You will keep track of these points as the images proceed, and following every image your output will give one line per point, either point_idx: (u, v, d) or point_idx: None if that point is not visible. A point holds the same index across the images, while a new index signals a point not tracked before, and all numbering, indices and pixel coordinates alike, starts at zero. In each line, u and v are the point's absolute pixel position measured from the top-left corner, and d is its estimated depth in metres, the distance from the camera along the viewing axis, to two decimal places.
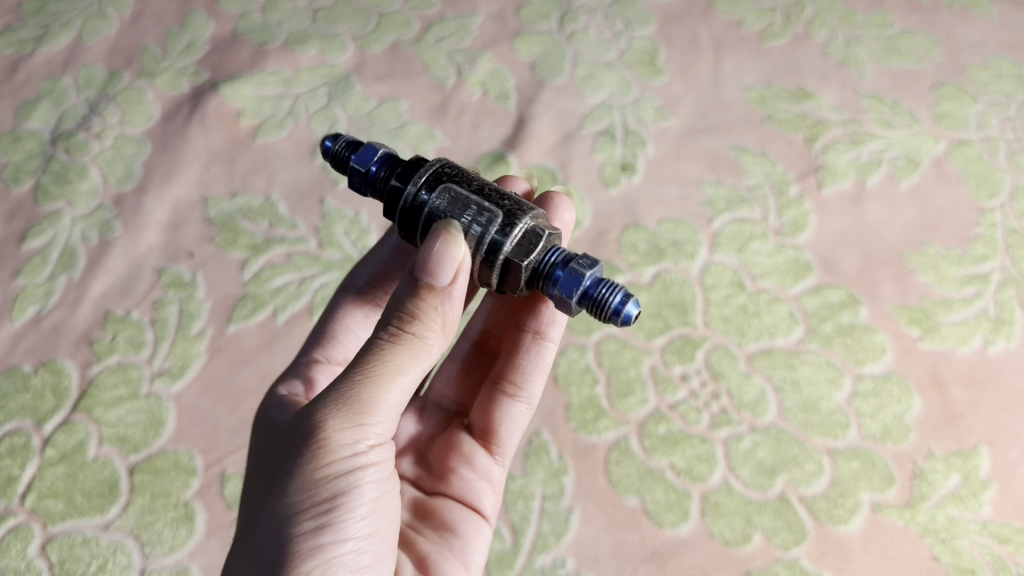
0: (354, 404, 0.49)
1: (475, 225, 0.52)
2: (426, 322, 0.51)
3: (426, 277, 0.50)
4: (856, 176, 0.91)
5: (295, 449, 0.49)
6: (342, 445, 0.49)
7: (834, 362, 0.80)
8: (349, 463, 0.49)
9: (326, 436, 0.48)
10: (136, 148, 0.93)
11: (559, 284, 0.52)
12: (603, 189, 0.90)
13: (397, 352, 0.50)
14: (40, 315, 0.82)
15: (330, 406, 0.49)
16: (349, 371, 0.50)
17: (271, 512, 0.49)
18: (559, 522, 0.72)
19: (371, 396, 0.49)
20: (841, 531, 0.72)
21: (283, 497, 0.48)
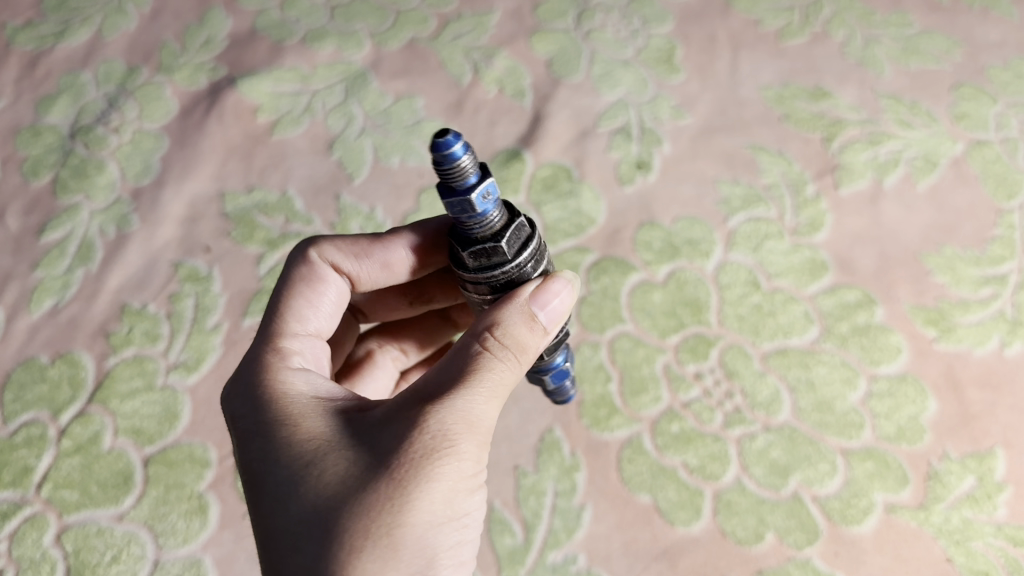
0: (478, 420, 0.48)
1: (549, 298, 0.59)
2: (527, 356, 0.53)
3: (537, 314, 0.53)
4: (873, 176, 0.91)
5: (428, 453, 0.46)
6: (472, 459, 0.47)
7: (850, 362, 0.79)
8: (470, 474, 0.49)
9: (460, 449, 0.47)
10: (154, 142, 0.94)
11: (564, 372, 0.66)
12: (618, 187, 0.90)
13: (508, 372, 0.51)
14: (58, 307, 0.83)
15: (459, 417, 0.47)
16: (462, 384, 0.49)
17: (398, 515, 0.45)
18: (571, 519, 0.72)
19: (487, 415, 0.49)
20: (853, 532, 0.71)
21: (416, 500, 0.45)
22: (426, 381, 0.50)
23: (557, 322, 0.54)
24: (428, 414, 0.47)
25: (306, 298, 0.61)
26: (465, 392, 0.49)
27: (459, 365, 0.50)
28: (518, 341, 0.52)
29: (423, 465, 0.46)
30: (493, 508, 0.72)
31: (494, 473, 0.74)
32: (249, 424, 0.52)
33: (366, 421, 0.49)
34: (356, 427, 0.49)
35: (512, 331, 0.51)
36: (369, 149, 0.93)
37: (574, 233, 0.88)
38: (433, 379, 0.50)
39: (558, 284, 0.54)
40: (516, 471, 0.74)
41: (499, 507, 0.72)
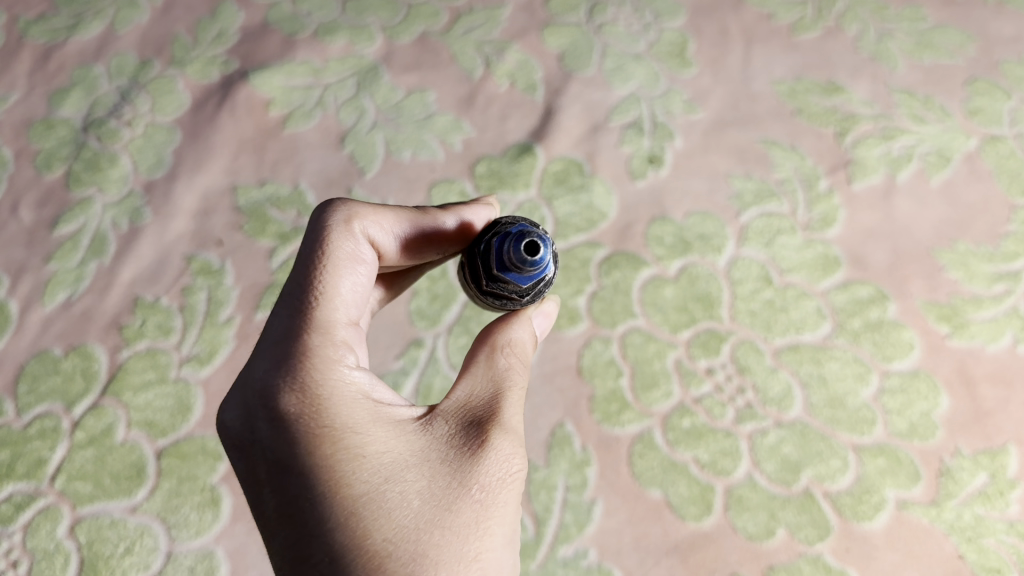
0: (522, 442, 0.55)
1: None
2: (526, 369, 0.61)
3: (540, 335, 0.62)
4: (886, 171, 0.90)
5: (504, 480, 0.52)
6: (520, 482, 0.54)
7: (862, 358, 0.79)
8: None
9: (520, 474, 0.53)
10: (166, 136, 0.94)
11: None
12: (630, 182, 0.90)
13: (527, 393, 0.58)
14: (72, 300, 0.83)
15: (516, 442, 0.54)
16: (510, 409, 0.55)
17: (485, 537, 0.50)
18: (582, 513, 0.72)
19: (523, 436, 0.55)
20: (864, 528, 0.71)
21: (496, 523, 0.51)
22: (474, 399, 0.55)
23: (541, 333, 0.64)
24: (500, 444, 0.52)
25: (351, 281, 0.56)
26: (514, 417, 0.55)
27: (501, 386, 0.56)
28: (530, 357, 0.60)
29: (499, 491, 0.51)
30: None
31: None
32: (312, 425, 0.51)
33: (436, 442, 0.52)
34: (427, 448, 0.52)
35: (527, 349, 0.59)
36: (381, 143, 0.94)
37: (585, 227, 0.87)
38: (481, 400, 0.55)
39: (549, 302, 0.65)
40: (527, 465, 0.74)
41: None
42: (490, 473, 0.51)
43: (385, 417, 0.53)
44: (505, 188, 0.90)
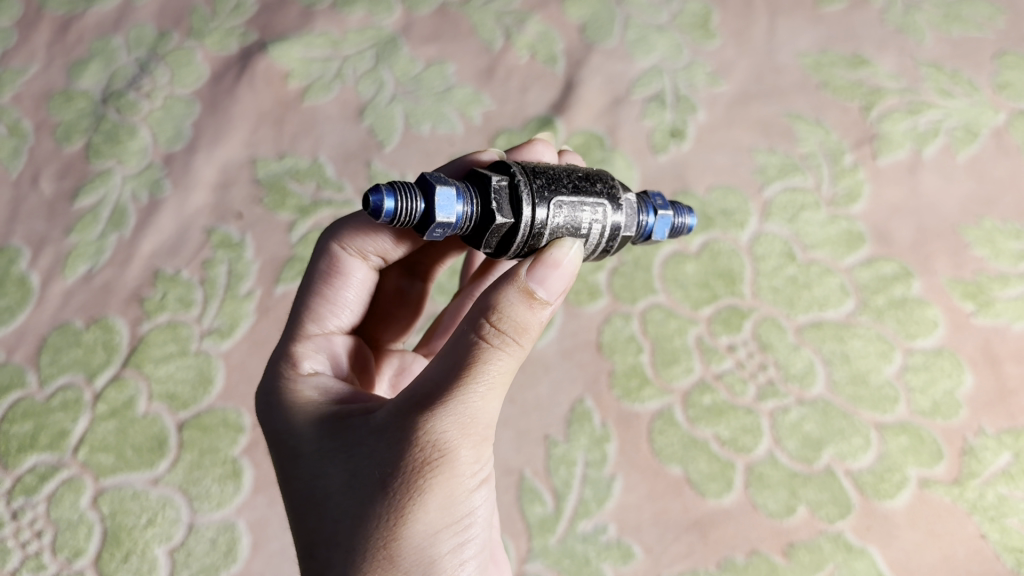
0: (472, 421, 0.47)
1: (595, 220, 0.54)
2: (535, 337, 0.50)
3: (540, 291, 0.49)
4: (912, 146, 0.89)
5: (424, 467, 0.46)
6: (466, 462, 0.48)
7: (885, 335, 0.79)
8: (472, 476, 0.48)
9: (455, 457, 0.47)
10: (185, 107, 0.94)
11: (654, 232, 0.60)
12: (651, 156, 0.90)
13: (503, 360, 0.48)
14: (92, 272, 0.84)
15: (457, 423, 0.47)
16: (458, 389, 0.47)
17: (396, 525, 0.47)
18: (601, 488, 0.72)
19: (485, 410, 0.48)
20: (886, 506, 0.71)
21: (414, 509, 0.47)
22: (428, 377, 0.48)
23: (566, 285, 0.50)
24: (416, 435, 0.47)
25: (328, 298, 0.65)
26: (451, 399, 0.47)
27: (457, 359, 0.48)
28: (517, 326, 0.48)
29: (418, 479, 0.46)
30: (523, 477, 0.72)
31: (524, 442, 0.74)
32: (277, 416, 0.54)
33: (374, 428, 0.49)
34: (363, 435, 0.49)
35: (510, 315, 0.48)
36: (400, 115, 0.93)
37: None
38: (434, 377, 0.48)
39: (557, 254, 0.49)
40: (546, 440, 0.74)
41: (530, 476, 0.72)
42: (406, 459, 0.46)
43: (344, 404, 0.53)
44: None
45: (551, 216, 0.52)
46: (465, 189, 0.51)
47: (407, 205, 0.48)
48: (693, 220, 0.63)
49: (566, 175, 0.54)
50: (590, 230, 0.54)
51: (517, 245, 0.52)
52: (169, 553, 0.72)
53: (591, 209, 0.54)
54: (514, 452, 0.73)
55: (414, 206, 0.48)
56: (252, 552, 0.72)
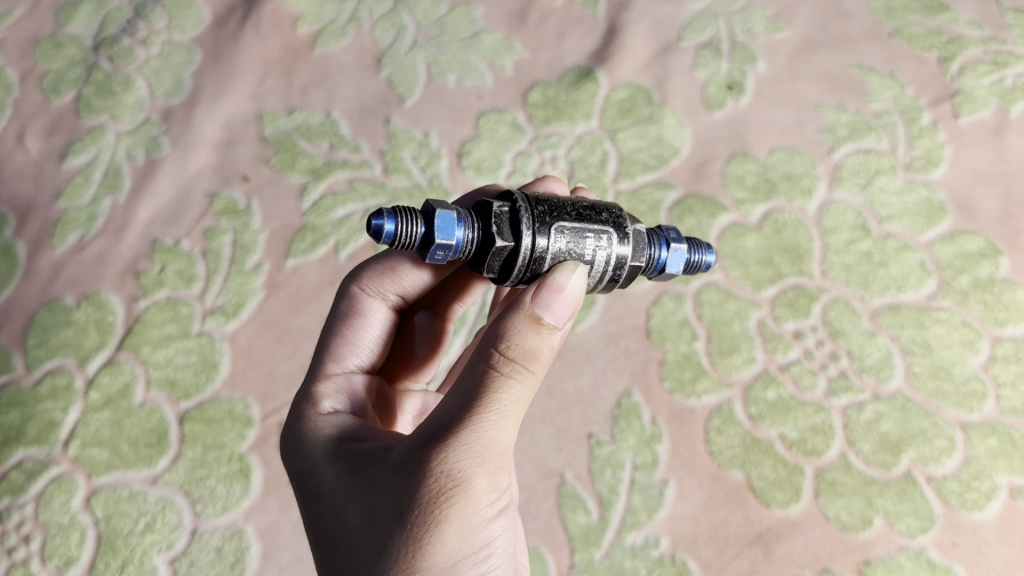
0: (487, 449, 0.40)
1: (599, 252, 0.46)
2: (545, 367, 0.43)
3: (547, 317, 0.43)
4: (998, 104, 0.79)
5: (439, 497, 0.39)
6: (484, 491, 0.40)
7: (971, 322, 0.69)
8: (489, 510, 0.41)
9: (471, 486, 0.40)
10: (185, 56, 0.84)
11: (667, 264, 0.50)
12: (705, 112, 0.80)
13: (517, 386, 0.41)
14: (83, 242, 0.75)
15: (473, 452, 0.40)
16: (471, 416, 0.40)
17: (411, 561, 0.39)
18: (652, 496, 0.64)
19: (502, 437, 0.41)
20: (974, 519, 0.62)
21: (430, 544, 0.39)
22: (437, 408, 0.42)
23: (573, 313, 0.44)
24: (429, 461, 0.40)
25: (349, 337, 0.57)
26: (464, 423, 0.40)
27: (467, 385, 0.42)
28: (526, 351, 0.42)
29: (433, 510, 0.39)
30: (564, 481, 0.65)
31: (564, 440, 0.67)
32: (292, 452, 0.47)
33: (387, 461, 0.42)
34: (377, 468, 0.42)
35: (520, 341, 0.42)
36: (422, 65, 0.83)
37: (655, 164, 0.77)
38: (445, 407, 0.42)
39: (561, 278, 0.43)
40: (591, 440, 0.66)
41: (571, 480, 0.65)
42: (418, 490, 0.39)
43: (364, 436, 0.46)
44: (563, 119, 0.80)
45: (554, 242, 0.45)
46: (465, 213, 0.45)
47: (410, 229, 0.43)
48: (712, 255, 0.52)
49: (571, 201, 0.47)
50: (597, 256, 0.46)
51: (516, 273, 0.45)
52: (169, 563, 0.65)
53: (596, 237, 0.46)
54: (553, 453, 0.66)
55: (413, 229, 0.43)
56: (262, 562, 0.64)
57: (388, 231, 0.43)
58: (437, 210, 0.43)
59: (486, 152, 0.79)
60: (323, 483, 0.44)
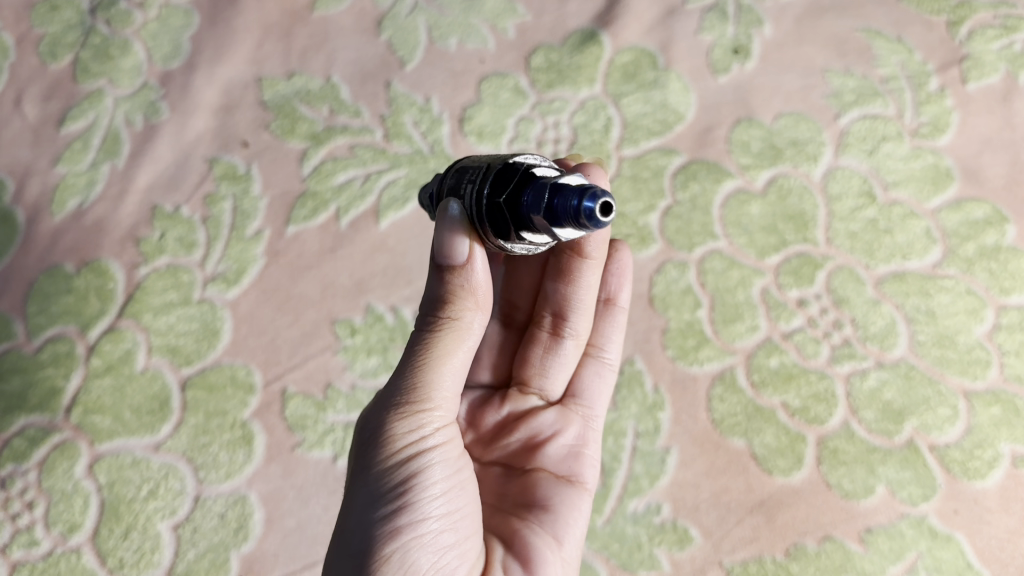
0: (409, 392, 0.44)
1: (470, 187, 0.46)
2: (469, 307, 0.45)
3: (438, 260, 0.45)
4: (1006, 69, 0.78)
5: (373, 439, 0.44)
6: (410, 428, 0.44)
7: (976, 290, 0.69)
8: (410, 449, 0.44)
9: (394, 426, 0.44)
10: (183, 19, 0.83)
11: (529, 208, 0.40)
12: (710, 77, 0.79)
13: (432, 334, 0.45)
14: (83, 209, 0.75)
15: (396, 397, 0.45)
16: (404, 368, 0.45)
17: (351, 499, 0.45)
18: (654, 463, 0.64)
19: (429, 379, 0.45)
20: (976, 488, 0.63)
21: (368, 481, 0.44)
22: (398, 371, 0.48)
23: (475, 253, 0.45)
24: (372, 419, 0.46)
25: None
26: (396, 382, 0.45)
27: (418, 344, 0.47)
28: (435, 301, 0.46)
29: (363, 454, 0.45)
30: None
31: None
32: None
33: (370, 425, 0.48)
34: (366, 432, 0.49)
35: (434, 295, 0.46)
36: (423, 28, 0.82)
37: (659, 130, 0.76)
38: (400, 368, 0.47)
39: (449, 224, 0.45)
40: None
41: None
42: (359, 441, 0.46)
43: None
44: (566, 84, 0.79)
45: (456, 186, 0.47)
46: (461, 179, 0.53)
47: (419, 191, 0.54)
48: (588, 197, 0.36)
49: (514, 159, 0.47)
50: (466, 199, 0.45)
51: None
52: (173, 529, 0.65)
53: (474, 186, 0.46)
54: None
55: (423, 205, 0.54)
56: (265, 529, 0.65)
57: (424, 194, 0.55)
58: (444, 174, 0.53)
59: (488, 117, 0.78)
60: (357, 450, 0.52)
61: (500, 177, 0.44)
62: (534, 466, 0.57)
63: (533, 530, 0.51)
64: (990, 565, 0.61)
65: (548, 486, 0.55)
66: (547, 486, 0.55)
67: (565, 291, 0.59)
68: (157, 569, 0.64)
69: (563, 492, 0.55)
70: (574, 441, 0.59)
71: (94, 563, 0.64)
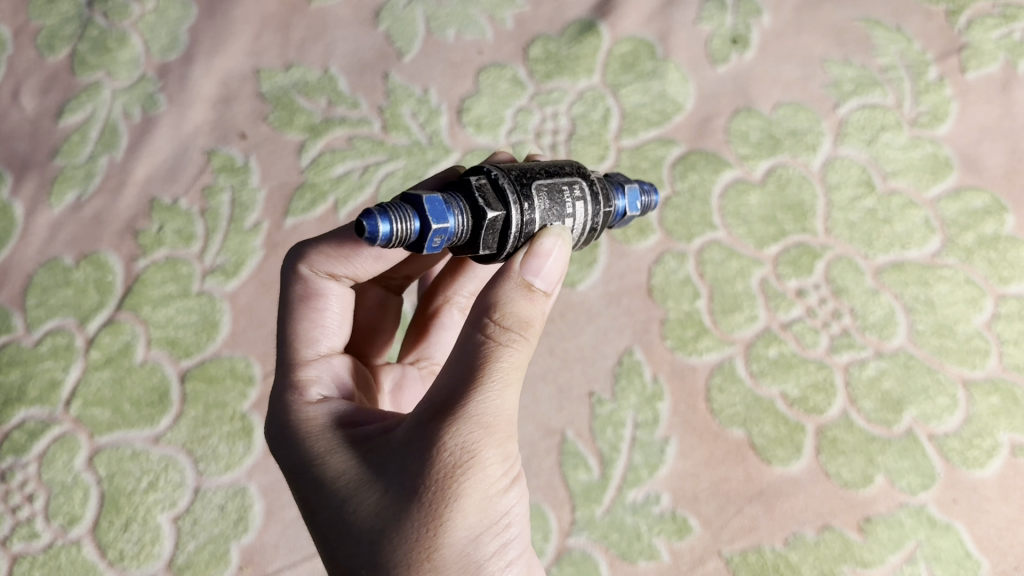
0: (495, 419, 0.40)
1: (579, 200, 0.47)
2: (542, 328, 0.43)
3: (537, 278, 0.43)
4: (1005, 58, 0.77)
5: (455, 472, 0.39)
6: (495, 464, 0.40)
7: (975, 280, 0.69)
8: (502, 481, 0.41)
9: (483, 457, 0.40)
10: (181, 11, 0.83)
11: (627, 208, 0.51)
12: (709, 67, 0.79)
13: (522, 353, 0.42)
14: (81, 201, 0.75)
15: (478, 427, 0.40)
16: (480, 390, 0.40)
17: (432, 539, 0.39)
18: (653, 454, 0.64)
19: (510, 404, 0.41)
20: (975, 477, 0.63)
21: (448, 521, 0.39)
22: (437, 381, 0.42)
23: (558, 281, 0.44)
24: (446, 440, 0.39)
25: (308, 318, 0.52)
26: (483, 403, 0.40)
27: (469, 368, 0.41)
28: (522, 319, 0.42)
29: (450, 485, 0.39)
30: (566, 440, 0.65)
31: (566, 399, 0.67)
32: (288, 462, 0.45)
33: (394, 442, 0.41)
34: (385, 452, 0.41)
35: (515, 309, 0.42)
36: (421, 20, 0.82)
37: (658, 121, 0.76)
38: (444, 381, 0.41)
39: (549, 242, 0.43)
40: (592, 398, 0.66)
41: (573, 438, 0.65)
42: (427, 469, 0.39)
43: (374, 467, 0.41)
44: (565, 74, 0.79)
45: (532, 204, 0.45)
46: (452, 197, 0.43)
47: (402, 231, 0.40)
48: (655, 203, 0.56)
49: (537, 164, 0.47)
50: (577, 211, 0.47)
51: (515, 244, 0.45)
52: (173, 521, 0.65)
53: (571, 190, 0.47)
54: (555, 411, 0.66)
55: (409, 226, 0.40)
56: (265, 520, 0.65)
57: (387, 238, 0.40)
58: (425, 199, 0.41)
59: (487, 108, 0.78)
60: (325, 491, 0.42)
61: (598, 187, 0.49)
62: None
63: None
64: (989, 554, 0.61)
65: None
66: None
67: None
68: (157, 561, 0.64)
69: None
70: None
71: (94, 555, 0.64)
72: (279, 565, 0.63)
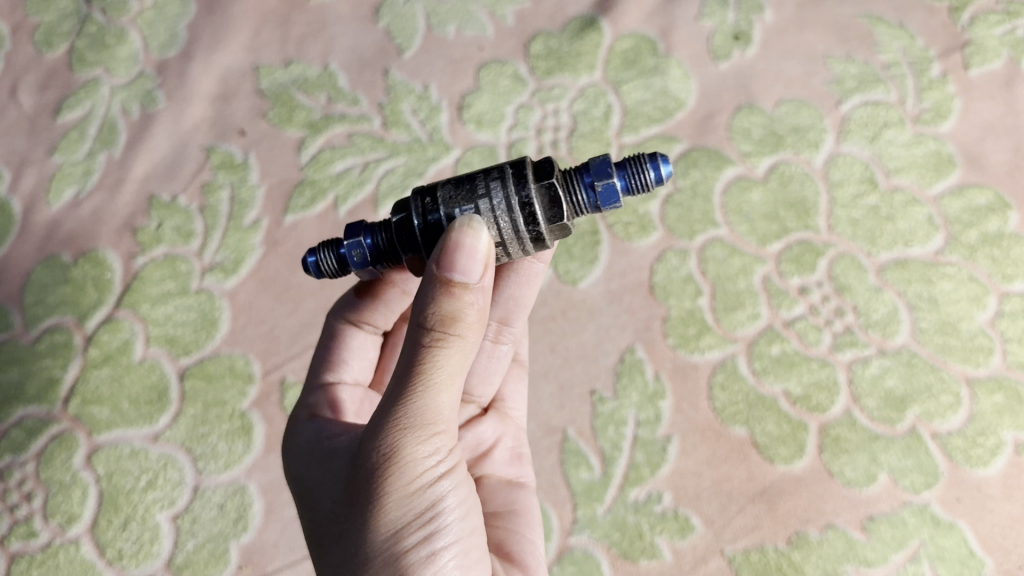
0: (413, 419, 0.39)
1: (494, 178, 0.41)
2: (473, 318, 0.40)
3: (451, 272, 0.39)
4: (1009, 55, 0.77)
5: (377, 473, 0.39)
6: (417, 464, 0.39)
7: (978, 277, 0.68)
8: (427, 478, 0.40)
9: (399, 460, 0.39)
10: (180, 7, 0.82)
11: (595, 179, 0.42)
12: (710, 63, 0.78)
13: (450, 351, 0.40)
14: (79, 198, 0.74)
15: (395, 429, 0.39)
16: (402, 391, 0.39)
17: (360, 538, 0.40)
18: (655, 452, 0.64)
19: (437, 402, 0.40)
20: (978, 475, 0.62)
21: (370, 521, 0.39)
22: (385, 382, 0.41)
23: (488, 266, 0.40)
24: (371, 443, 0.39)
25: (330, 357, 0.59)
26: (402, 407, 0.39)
27: (399, 369, 0.40)
28: (443, 315, 0.40)
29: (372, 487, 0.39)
30: (567, 438, 0.65)
31: (567, 397, 0.66)
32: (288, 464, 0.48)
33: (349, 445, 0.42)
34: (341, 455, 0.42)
35: (434, 305, 0.40)
36: (421, 16, 0.82)
37: (659, 117, 0.76)
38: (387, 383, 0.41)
39: (459, 235, 0.39)
40: (593, 396, 0.66)
41: (574, 436, 0.65)
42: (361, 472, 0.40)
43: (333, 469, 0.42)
44: (566, 71, 0.78)
45: (436, 193, 0.42)
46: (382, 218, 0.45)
47: (325, 260, 0.46)
48: (667, 164, 0.42)
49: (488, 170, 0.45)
50: (492, 189, 0.41)
51: (419, 231, 0.42)
52: (172, 519, 0.65)
53: (491, 172, 0.42)
54: (556, 409, 0.66)
55: (327, 253, 0.46)
56: (264, 518, 0.64)
57: (322, 269, 0.46)
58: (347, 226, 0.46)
59: (487, 105, 0.77)
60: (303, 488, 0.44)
61: (536, 165, 0.42)
62: (481, 474, 0.58)
63: (515, 537, 0.53)
64: (993, 553, 0.60)
65: (501, 495, 0.56)
66: (501, 493, 0.57)
67: (515, 290, 0.58)
68: (156, 560, 0.64)
69: (519, 496, 0.57)
70: (513, 444, 0.61)
71: (93, 554, 0.64)
72: (279, 565, 0.63)
